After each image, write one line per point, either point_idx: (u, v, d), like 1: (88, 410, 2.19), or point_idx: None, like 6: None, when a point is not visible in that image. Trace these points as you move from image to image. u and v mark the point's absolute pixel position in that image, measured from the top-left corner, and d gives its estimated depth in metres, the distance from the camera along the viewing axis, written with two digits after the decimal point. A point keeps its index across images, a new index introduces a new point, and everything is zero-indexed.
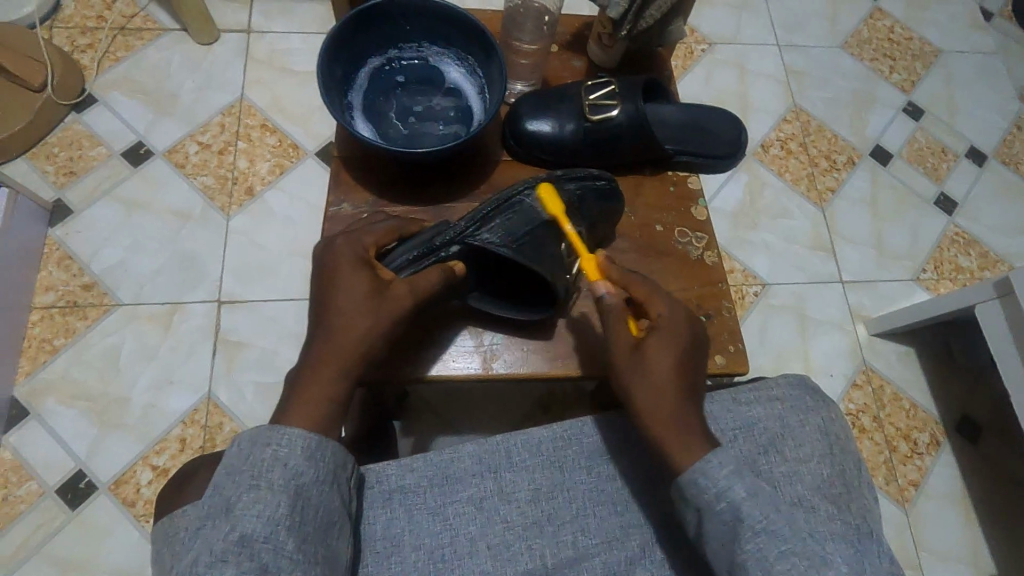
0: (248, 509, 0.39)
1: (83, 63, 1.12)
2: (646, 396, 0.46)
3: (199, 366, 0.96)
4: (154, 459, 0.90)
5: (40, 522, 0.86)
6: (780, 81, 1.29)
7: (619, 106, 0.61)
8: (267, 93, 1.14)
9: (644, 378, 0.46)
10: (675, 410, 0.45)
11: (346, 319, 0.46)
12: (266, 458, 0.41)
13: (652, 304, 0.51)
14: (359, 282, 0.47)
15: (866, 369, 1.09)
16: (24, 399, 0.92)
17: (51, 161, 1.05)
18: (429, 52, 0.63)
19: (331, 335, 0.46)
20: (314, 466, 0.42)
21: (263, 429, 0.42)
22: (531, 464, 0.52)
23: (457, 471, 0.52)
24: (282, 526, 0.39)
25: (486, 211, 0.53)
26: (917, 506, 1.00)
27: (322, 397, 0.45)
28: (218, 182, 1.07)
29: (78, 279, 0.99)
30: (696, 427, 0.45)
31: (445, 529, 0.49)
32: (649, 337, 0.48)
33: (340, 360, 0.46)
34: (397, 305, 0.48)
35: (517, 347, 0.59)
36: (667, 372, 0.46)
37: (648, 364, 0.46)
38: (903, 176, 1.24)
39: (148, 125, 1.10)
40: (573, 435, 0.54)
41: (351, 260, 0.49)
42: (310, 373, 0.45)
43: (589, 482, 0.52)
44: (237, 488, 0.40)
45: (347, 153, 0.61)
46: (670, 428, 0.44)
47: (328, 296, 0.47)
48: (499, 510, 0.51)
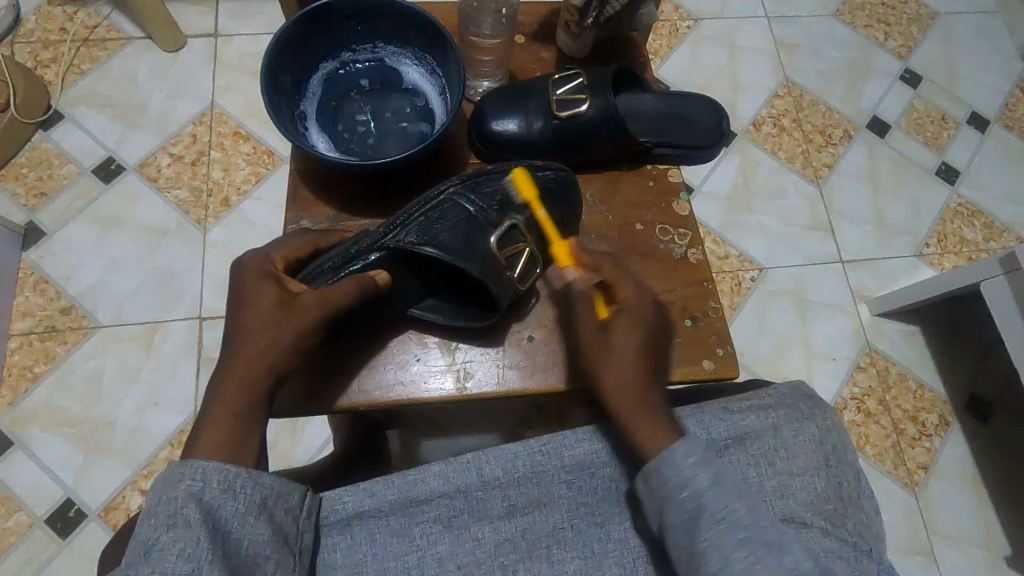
0: (167, 550, 0.35)
1: (48, 79, 1.09)
2: (621, 381, 0.47)
3: (184, 385, 0.94)
4: (143, 483, 0.88)
5: (31, 553, 0.85)
6: (770, 54, 1.25)
7: (589, 100, 0.57)
8: (238, 99, 1.10)
9: (611, 353, 0.48)
10: (643, 397, 0.46)
11: (252, 335, 0.43)
12: (180, 494, 0.37)
13: (620, 286, 0.51)
14: (265, 295, 0.45)
15: (869, 351, 1.05)
16: (8, 429, 0.90)
17: (21, 182, 1.03)
18: (385, 53, 0.59)
19: (238, 353, 0.43)
20: (235, 498, 0.38)
21: (177, 465, 0.38)
22: (504, 480, 0.48)
23: (422, 492, 0.47)
24: (206, 560, 0.35)
25: (406, 214, 0.50)
26: (928, 489, 0.98)
27: (230, 418, 0.41)
28: (192, 195, 1.04)
29: (55, 303, 0.97)
30: (663, 412, 0.46)
31: (412, 551, 0.46)
32: (616, 317, 0.50)
33: (250, 377, 0.43)
34: (307, 316, 0.44)
35: (493, 364, 0.56)
36: (631, 354, 0.48)
37: (612, 342, 0.48)
38: (903, 147, 1.20)
39: (118, 139, 1.07)
40: (552, 447, 0.49)
41: (257, 275, 0.46)
42: (216, 394, 0.42)
43: (571, 495, 0.48)
44: (154, 529, 0.35)
45: (302, 165, 0.58)
46: (635, 406, 0.46)
47: (236, 315, 0.44)
48: (470, 527, 0.47)
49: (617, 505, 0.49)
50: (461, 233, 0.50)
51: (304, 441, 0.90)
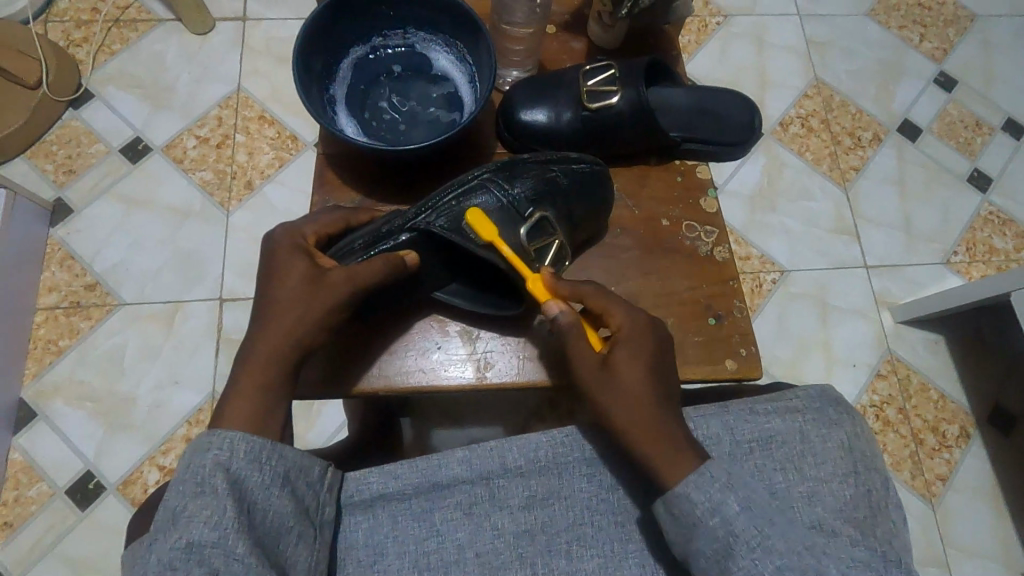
0: (195, 517, 0.35)
1: (79, 58, 1.11)
2: (626, 410, 0.43)
3: (203, 364, 0.95)
4: (161, 459, 0.90)
5: (52, 522, 0.87)
6: (801, 53, 1.22)
7: (620, 92, 0.56)
8: (264, 83, 1.11)
9: (615, 391, 0.44)
10: (657, 427, 0.43)
11: (281, 307, 0.44)
12: (208, 463, 0.37)
13: (611, 313, 0.48)
14: (296, 269, 0.45)
15: (891, 358, 1.03)
16: (32, 401, 0.92)
17: (50, 159, 1.04)
18: (416, 39, 0.59)
19: (267, 325, 0.43)
20: (261, 471, 0.39)
21: (207, 435, 0.39)
22: (525, 469, 0.48)
23: (444, 477, 0.47)
24: (232, 529, 0.35)
25: (436, 195, 0.50)
26: (946, 501, 0.96)
27: (256, 390, 0.42)
28: (217, 177, 1.05)
29: (81, 279, 0.98)
30: (682, 436, 0.43)
31: (431, 536, 0.46)
32: (615, 350, 0.46)
33: (277, 351, 0.43)
34: (335, 293, 0.45)
35: (515, 355, 0.56)
36: (639, 387, 0.44)
37: (616, 376, 0.45)
38: (934, 152, 1.17)
39: (146, 119, 1.08)
40: (574, 440, 0.49)
41: (289, 249, 0.46)
42: (244, 365, 0.42)
43: (589, 489, 0.48)
44: (182, 496, 0.36)
45: (329, 149, 0.58)
46: (655, 439, 0.42)
47: (266, 287, 0.45)
48: (490, 515, 0.47)
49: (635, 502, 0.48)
50: (491, 218, 0.50)
51: (319, 425, 0.91)
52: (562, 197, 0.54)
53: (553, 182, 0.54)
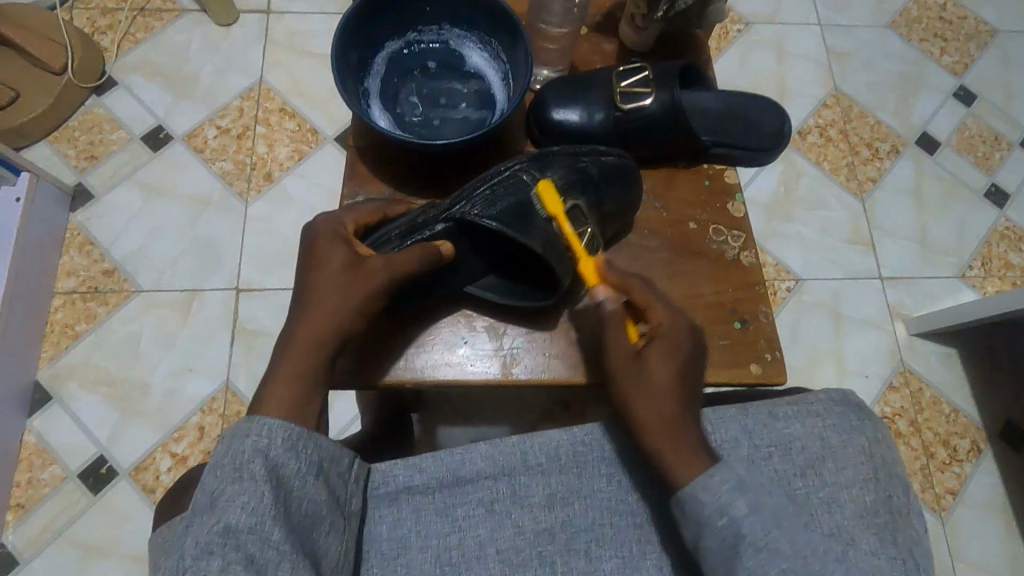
0: (233, 501, 0.35)
1: (104, 45, 1.11)
2: (654, 405, 0.43)
3: (218, 353, 0.95)
4: (174, 446, 0.90)
5: (64, 505, 0.87)
6: (821, 63, 1.22)
7: (653, 95, 0.57)
8: (286, 76, 1.11)
9: (645, 382, 0.44)
10: (676, 425, 0.42)
11: (321, 295, 0.44)
12: (246, 449, 0.38)
13: (652, 310, 0.48)
14: (335, 257, 0.45)
15: (904, 371, 1.03)
16: (47, 384, 0.93)
17: (72, 145, 1.05)
18: (450, 35, 0.59)
19: (307, 312, 0.44)
20: (296, 458, 0.39)
21: (245, 421, 0.39)
22: (547, 467, 0.48)
23: (469, 473, 0.47)
24: (268, 515, 0.36)
25: (472, 187, 0.50)
26: (955, 515, 0.96)
27: (297, 375, 0.42)
28: (236, 167, 1.05)
29: (99, 265, 0.99)
30: (698, 440, 0.43)
31: (453, 532, 0.46)
32: (651, 346, 0.45)
33: (317, 337, 0.43)
34: (373, 280, 0.45)
35: (540, 351, 0.56)
36: (668, 386, 0.44)
37: (648, 371, 0.44)
38: (951, 166, 1.17)
39: (168, 109, 1.08)
40: (595, 440, 0.49)
41: (328, 238, 0.47)
42: (284, 351, 0.43)
43: (609, 490, 0.48)
44: (220, 480, 0.36)
45: (360, 142, 0.58)
46: (671, 439, 0.42)
47: (307, 275, 0.45)
48: (512, 513, 0.47)
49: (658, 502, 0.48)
50: (525, 210, 0.50)
51: (332, 418, 0.91)
52: (595, 192, 0.54)
53: (587, 175, 0.54)
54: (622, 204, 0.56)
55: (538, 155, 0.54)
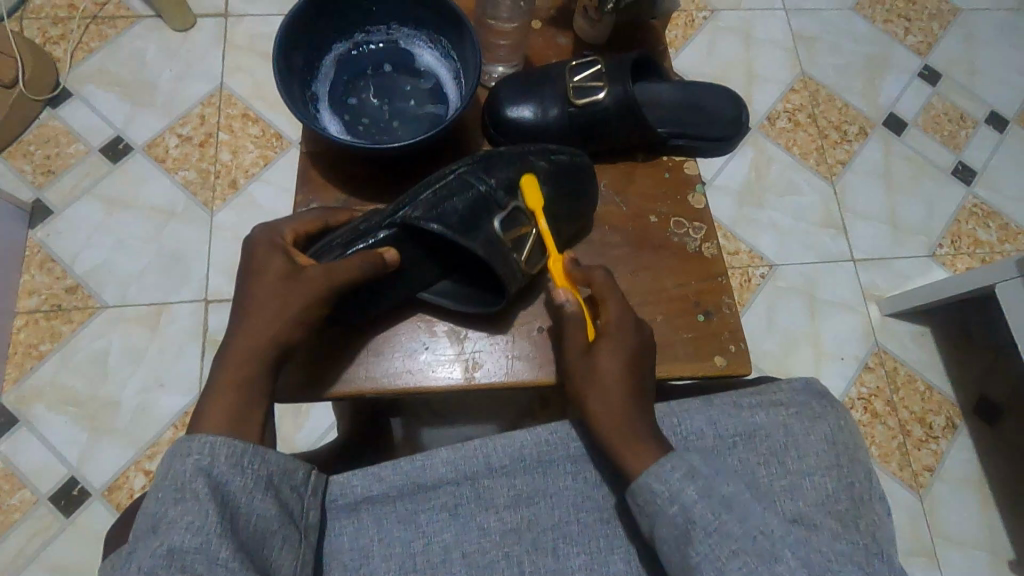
0: (176, 522, 0.35)
1: (56, 56, 1.08)
2: (600, 400, 0.46)
3: (189, 366, 0.93)
4: (147, 464, 0.89)
5: (36, 530, 0.85)
6: (788, 47, 1.22)
7: (607, 88, 0.56)
8: (248, 81, 1.09)
9: (595, 377, 0.47)
10: (624, 415, 0.45)
11: (257, 306, 0.44)
12: (187, 470, 0.37)
13: (605, 305, 0.50)
14: (272, 267, 0.45)
15: (879, 351, 1.04)
16: (12, 406, 0.91)
17: (28, 160, 1.02)
18: (400, 35, 0.58)
19: (243, 324, 0.44)
20: (242, 475, 0.39)
21: (186, 440, 0.39)
22: (511, 468, 0.47)
23: (429, 479, 0.46)
24: (214, 534, 0.35)
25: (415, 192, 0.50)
26: (933, 491, 0.97)
27: (233, 390, 0.42)
28: (200, 176, 1.03)
29: (61, 282, 0.97)
30: (650, 433, 0.44)
31: (418, 538, 0.45)
32: (599, 340, 0.48)
33: (252, 351, 0.43)
34: (308, 291, 0.44)
35: (502, 355, 0.56)
36: (617, 382, 0.46)
37: (597, 366, 0.47)
38: (919, 146, 1.18)
39: (126, 118, 1.06)
40: (559, 438, 0.48)
41: (265, 247, 0.46)
42: (222, 363, 0.43)
43: (574, 487, 0.48)
44: (162, 502, 0.36)
45: (313, 148, 0.58)
46: (615, 427, 0.44)
47: (245, 286, 0.45)
48: (476, 516, 0.46)
49: (622, 497, 0.48)
50: (468, 210, 0.50)
51: (309, 424, 0.90)
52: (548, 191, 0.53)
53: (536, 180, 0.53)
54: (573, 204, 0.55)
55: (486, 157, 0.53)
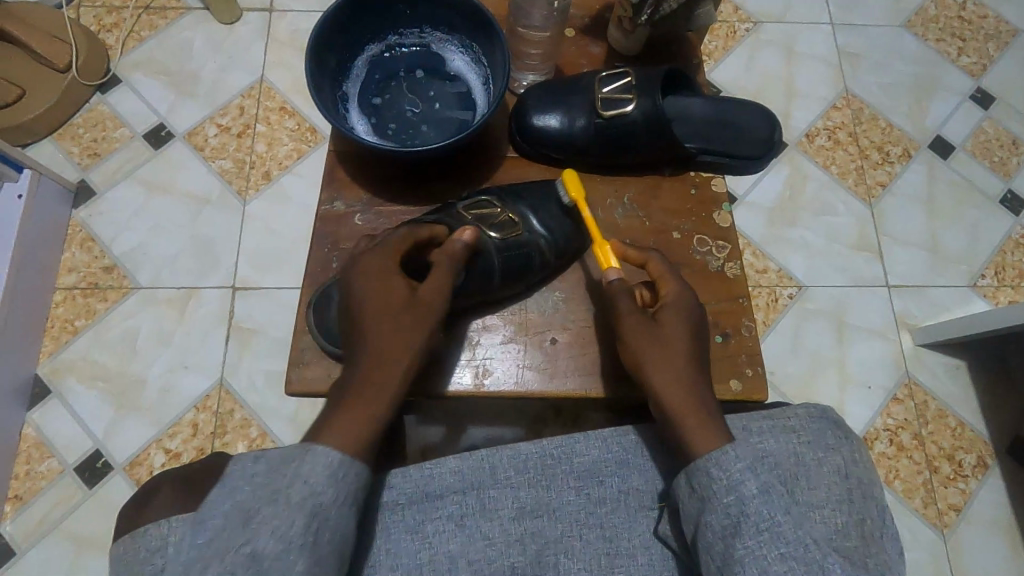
0: (265, 525, 0.38)
1: (109, 43, 1.12)
2: (664, 370, 0.47)
3: (213, 351, 0.96)
4: (167, 442, 0.91)
5: (61, 497, 0.89)
6: (831, 63, 1.19)
7: (636, 100, 0.56)
8: (287, 75, 1.12)
9: (659, 345, 0.48)
10: (692, 382, 0.47)
11: (376, 320, 0.47)
12: (291, 471, 0.40)
13: (663, 286, 0.52)
14: (387, 284, 0.48)
15: (909, 383, 1.00)
16: (47, 378, 0.94)
17: (76, 142, 1.06)
18: (432, 38, 0.59)
19: (371, 350, 0.46)
20: (333, 486, 0.40)
21: (314, 448, 0.41)
22: (516, 481, 0.48)
23: (436, 487, 0.47)
24: (296, 544, 0.37)
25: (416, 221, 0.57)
26: (958, 532, 0.93)
27: (369, 414, 0.44)
28: (236, 166, 1.06)
29: (100, 261, 1.00)
30: (715, 409, 0.46)
31: (423, 548, 0.45)
32: (661, 313, 0.50)
33: (380, 375, 0.45)
34: (430, 313, 0.48)
35: (513, 363, 0.58)
36: (682, 348, 0.48)
37: (665, 336, 0.48)
38: (966, 171, 1.13)
39: (170, 106, 1.09)
40: (565, 451, 0.49)
41: (384, 273, 0.49)
42: (354, 392, 0.44)
43: (577, 503, 0.47)
44: (256, 501, 0.39)
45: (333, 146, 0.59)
46: (691, 402, 0.45)
47: (365, 313, 0.47)
48: (478, 525, 0.46)
49: (626, 514, 0.48)
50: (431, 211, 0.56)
51: None
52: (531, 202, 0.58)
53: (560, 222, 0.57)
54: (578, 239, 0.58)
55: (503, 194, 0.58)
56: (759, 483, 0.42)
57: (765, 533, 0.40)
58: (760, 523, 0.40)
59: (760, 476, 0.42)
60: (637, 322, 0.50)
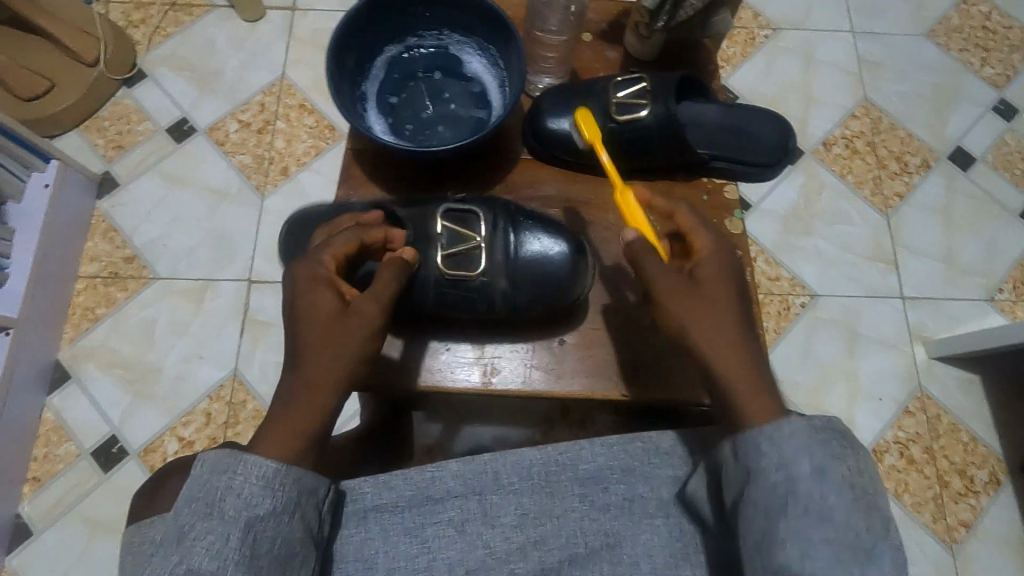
0: (199, 540, 0.40)
1: (136, 38, 1.15)
2: (712, 335, 0.47)
3: (228, 342, 0.98)
4: (181, 430, 0.93)
5: (77, 480, 0.91)
6: (851, 72, 1.18)
7: (649, 106, 0.56)
8: (308, 73, 1.13)
9: (702, 306, 0.48)
10: (740, 342, 0.47)
11: (307, 336, 0.48)
12: (220, 485, 0.42)
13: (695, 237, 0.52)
14: (323, 299, 0.49)
15: (921, 396, 0.99)
16: (66, 363, 0.97)
17: (102, 134, 1.09)
18: (450, 40, 0.60)
19: (302, 361, 0.47)
20: (270, 497, 0.43)
21: (234, 460, 0.43)
22: (519, 487, 0.49)
23: (438, 491, 0.49)
24: (231, 560, 0.40)
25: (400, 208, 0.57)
26: (968, 549, 0.92)
27: (298, 422, 0.46)
28: (255, 161, 1.08)
29: (121, 251, 1.03)
30: (764, 372, 0.46)
31: (422, 553, 0.47)
32: (697, 269, 0.50)
33: (310, 385, 0.47)
34: (366, 318, 0.49)
35: (521, 364, 0.59)
36: (727, 307, 0.48)
37: (706, 294, 0.48)
38: (986, 183, 1.12)
39: (193, 102, 1.11)
40: (568, 459, 0.50)
41: (311, 280, 0.50)
42: (283, 402, 0.47)
43: (582, 510, 0.48)
44: (192, 515, 0.41)
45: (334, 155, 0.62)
46: (745, 370, 0.46)
47: (296, 325, 0.49)
48: (480, 531, 0.48)
49: (629, 524, 0.48)
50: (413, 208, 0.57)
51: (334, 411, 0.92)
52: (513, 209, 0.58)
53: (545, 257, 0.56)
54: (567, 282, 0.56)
55: (502, 212, 0.57)
56: (799, 459, 0.41)
57: (802, 523, 0.39)
58: (795, 505, 0.40)
59: (804, 454, 0.41)
60: (674, 285, 0.50)
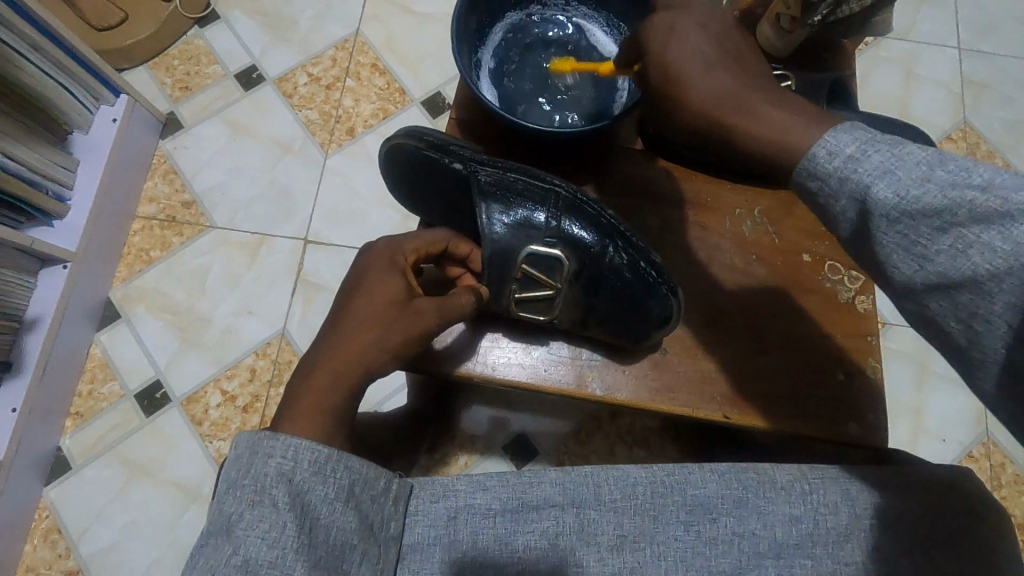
0: (249, 531, 0.39)
1: None
2: (716, 102, 0.38)
3: (281, 301, 0.96)
4: (225, 384, 0.92)
5: (120, 420, 0.91)
6: (953, 90, 1.11)
7: None
8: (383, 31, 1.09)
9: (699, 104, 0.39)
10: (751, 99, 0.38)
11: (358, 317, 0.48)
12: (270, 473, 0.41)
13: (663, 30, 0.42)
14: (388, 287, 0.50)
15: (987, 442, 0.94)
16: (118, 303, 0.96)
17: (170, 73, 1.06)
18: (574, 13, 0.63)
19: (347, 336, 0.47)
20: (324, 484, 0.42)
21: (267, 439, 0.42)
22: (620, 506, 0.47)
23: (536, 498, 0.47)
24: (289, 550, 0.39)
25: (510, 183, 0.54)
26: None
27: (321, 395, 0.45)
28: (321, 118, 1.05)
29: (179, 196, 1.01)
30: (788, 101, 0.38)
31: (513, 561, 0.45)
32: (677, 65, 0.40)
33: (345, 365, 0.46)
34: (421, 322, 0.50)
35: (617, 371, 0.58)
36: (725, 84, 0.39)
37: (701, 88, 0.39)
38: None
39: (264, 49, 1.08)
40: (678, 481, 0.47)
41: (386, 262, 0.51)
42: (314, 368, 0.46)
43: (685, 540, 0.45)
44: (239, 505, 0.40)
45: (396, 136, 0.58)
46: (767, 115, 0.37)
47: (353, 298, 0.49)
48: (573, 551, 0.46)
49: (733, 562, 0.45)
50: (520, 189, 0.55)
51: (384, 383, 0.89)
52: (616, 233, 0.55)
53: (611, 265, 0.55)
54: (635, 299, 0.54)
55: (562, 201, 0.55)
56: (921, 197, 0.32)
57: (1010, 286, 0.30)
58: (969, 253, 0.31)
59: (912, 183, 0.32)
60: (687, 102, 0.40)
